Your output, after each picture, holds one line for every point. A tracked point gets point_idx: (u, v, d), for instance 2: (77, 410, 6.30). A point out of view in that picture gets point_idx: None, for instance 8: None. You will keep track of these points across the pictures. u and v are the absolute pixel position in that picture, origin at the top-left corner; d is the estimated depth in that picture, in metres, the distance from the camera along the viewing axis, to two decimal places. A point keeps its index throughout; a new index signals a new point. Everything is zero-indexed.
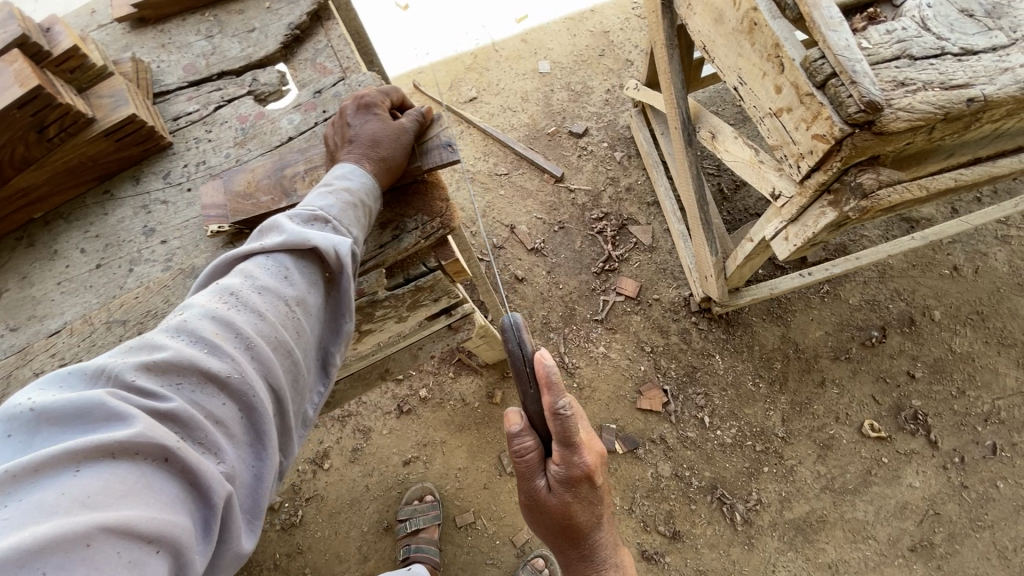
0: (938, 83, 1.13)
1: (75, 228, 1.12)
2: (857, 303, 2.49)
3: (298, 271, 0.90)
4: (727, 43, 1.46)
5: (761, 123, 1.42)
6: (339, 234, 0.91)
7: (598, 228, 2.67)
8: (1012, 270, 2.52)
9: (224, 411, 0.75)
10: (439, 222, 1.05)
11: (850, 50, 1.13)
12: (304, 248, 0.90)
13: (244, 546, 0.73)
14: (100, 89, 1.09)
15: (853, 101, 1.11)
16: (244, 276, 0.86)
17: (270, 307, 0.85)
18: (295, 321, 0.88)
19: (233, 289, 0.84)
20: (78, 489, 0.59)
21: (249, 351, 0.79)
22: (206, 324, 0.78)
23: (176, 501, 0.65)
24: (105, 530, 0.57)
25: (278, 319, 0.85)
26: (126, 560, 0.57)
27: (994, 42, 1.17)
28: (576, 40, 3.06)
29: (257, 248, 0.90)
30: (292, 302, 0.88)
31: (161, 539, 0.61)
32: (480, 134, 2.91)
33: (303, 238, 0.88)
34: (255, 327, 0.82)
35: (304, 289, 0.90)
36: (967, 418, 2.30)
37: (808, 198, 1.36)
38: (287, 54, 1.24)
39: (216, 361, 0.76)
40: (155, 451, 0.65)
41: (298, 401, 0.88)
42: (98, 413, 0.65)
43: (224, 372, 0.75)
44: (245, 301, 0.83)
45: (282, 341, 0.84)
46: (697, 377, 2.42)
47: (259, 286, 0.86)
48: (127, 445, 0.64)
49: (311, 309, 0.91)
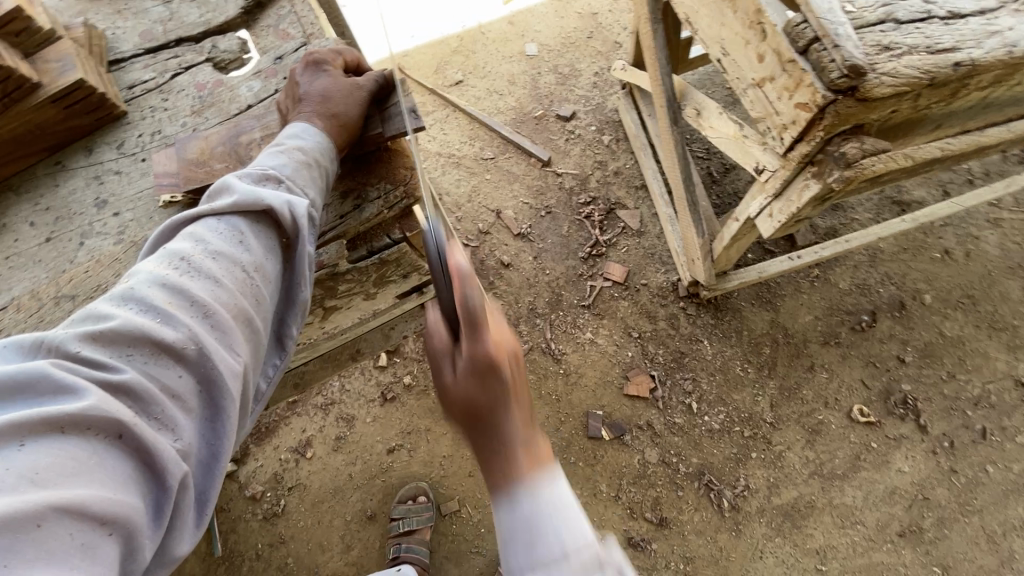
0: (923, 47, 1.09)
1: (24, 201, 1.07)
2: (847, 287, 2.46)
3: (256, 237, 0.86)
4: (709, 13, 1.41)
5: (744, 95, 1.38)
6: (293, 194, 0.87)
7: (585, 213, 2.63)
8: (1004, 253, 2.49)
9: (179, 383, 0.72)
10: (403, 191, 1.00)
11: (833, 13, 1.08)
12: (258, 211, 0.86)
13: (190, 540, 0.70)
14: (47, 53, 1.04)
15: (835, 66, 1.07)
16: (195, 241, 0.82)
17: (227, 274, 0.81)
18: (254, 289, 0.84)
19: (185, 255, 0.80)
20: (25, 464, 0.57)
21: (207, 320, 0.76)
22: (158, 292, 0.74)
23: (129, 481, 0.63)
24: (57, 510, 0.55)
25: (236, 287, 0.81)
26: (79, 541, 0.56)
27: (982, 6, 1.13)
28: (564, 22, 3.00)
29: (207, 213, 0.85)
30: (250, 269, 0.84)
31: (114, 521, 0.60)
32: (465, 118, 2.86)
33: (256, 198, 0.84)
34: (211, 295, 0.78)
35: (262, 256, 0.86)
36: (957, 402, 2.27)
37: (791, 171, 1.32)
38: (248, 20, 1.18)
39: (170, 331, 0.72)
40: (109, 426, 0.63)
41: (258, 377, 0.84)
42: (45, 386, 0.63)
43: (178, 340, 0.72)
44: (199, 267, 0.79)
45: (242, 310, 0.80)
46: (685, 363, 2.39)
47: (213, 252, 0.81)
48: (78, 420, 0.61)
49: (270, 277, 0.87)
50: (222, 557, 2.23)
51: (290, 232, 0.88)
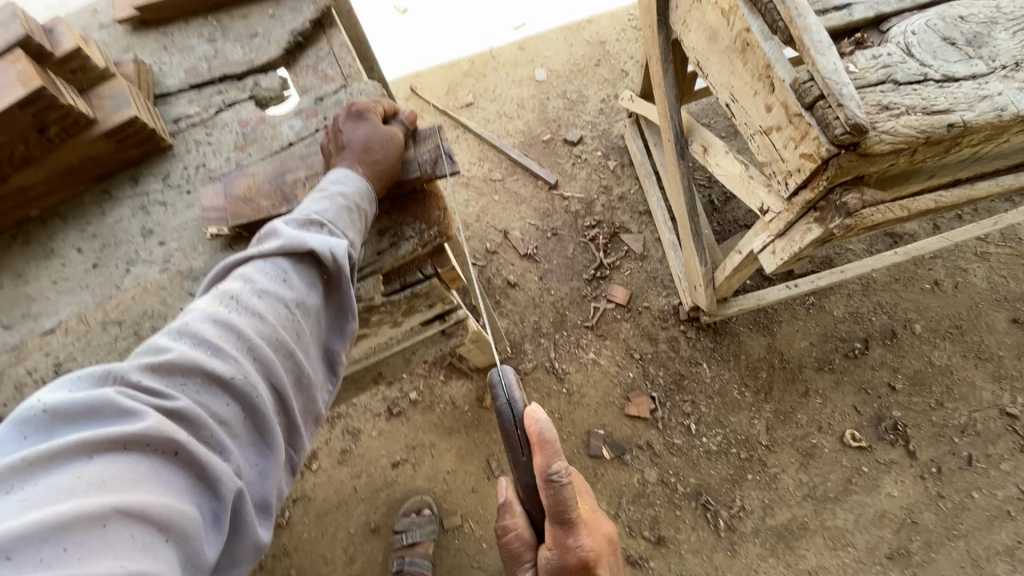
0: (919, 108, 1.17)
1: (72, 228, 1.13)
2: (841, 315, 2.55)
3: (298, 273, 0.91)
4: (720, 61, 1.49)
5: (751, 140, 1.46)
6: (334, 237, 0.92)
7: (590, 235, 2.70)
8: (991, 286, 2.59)
9: (226, 410, 0.76)
10: (436, 231, 1.07)
11: (838, 73, 1.17)
12: (301, 250, 0.91)
13: (260, 538, 0.77)
14: (101, 90, 1.10)
15: (839, 123, 1.15)
16: (243, 279, 0.87)
17: (271, 309, 0.86)
18: (295, 322, 0.89)
19: (234, 292, 0.85)
20: (93, 474, 0.63)
21: (252, 350, 0.81)
22: (208, 326, 0.79)
23: (183, 491, 0.68)
24: (120, 512, 0.61)
25: (279, 320, 0.86)
26: (140, 543, 0.61)
27: (974, 70, 1.22)
28: (572, 49, 3.09)
29: (255, 251, 0.90)
30: (292, 303, 0.88)
31: (171, 526, 0.64)
32: (475, 140, 2.94)
33: (300, 242, 0.89)
34: (257, 327, 0.83)
35: (303, 290, 0.91)
36: (945, 429, 2.36)
37: (795, 214, 1.40)
38: (289, 59, 1.25)
39: (220, 363, 0.77)
40: (165, 444, 0.68)
41: (300, 399, 0.89)
42: (109, 410, 0.67)
43: (228, 372, 0.77)
44: (246, 302, 0.84)
45: (283, 342, 0.85)
46: (684, 385, 2.46)
47: (259, 288, 0.87)
48: (136, 439, 0.66)
49: (310, 310, 0.91)
50: None
51: (331, 269, 0.92)
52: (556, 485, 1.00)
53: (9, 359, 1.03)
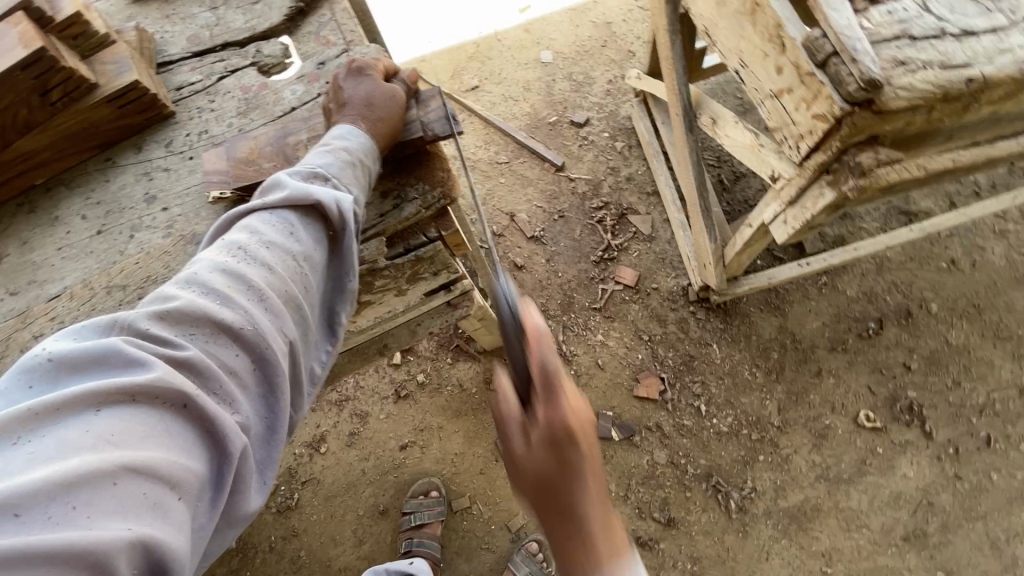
0: (937, 63, 1.14)
1: (76, 195, 1.13)
2: (854, 295, 2.50)
3: (305, 228, 0.91)
4: (728, 26, 1.46)
5: (761, 106, 1.43)
6: (338, 190, 0.91)
7: (598, 217, 2.68)
8: (1009, 264, 2.53)
9: (236, 360, 0.76)
10: (440, 193, 1.05)
11: (851, 29, 1.14)
12: (307, 206, 0.90)
13: (250, 504, 0.75)
14: (104, 56, 1.10)
15: (853, 79, 1.12)
16: (250, 233, 0.86)
17: (279, 262, 0.85)
18: (303, 277, 0.88)
19: (241, 245, 0.84)
20: (100, 428, 0.62)
21: (262, 303, 0.80)
22: (217, 277, 0.79)
23: (192, 447, 0.67)
24: (129, 470, 0.60)
25: (287, 274, 0.85)
26: (150, 501, 0.60)
27: (993, 24, 1.18)
28: (579, 30, 3.04)
29: (261, 208, 0.90)
30: (300, 258, 0.88)
31: (181, 486, 0.64)
32: (481, 123, 2.92)
33: (306, 193, 0.89)
34: (265, 280, 0.82)
35: (310, 246, 0.90)
36: (962, 409, 2.31)
37: (807, 180, 1.37)
38: (291, 27, 1.23)
39: (228, 312, 0.77)
40: (174, 396, 0.67)
41: (307, 357, 0.89)
42: (117, 360, 0.67)
43: (236, 322, 0.77)
44: (254, 255, 0.84)
45: (292, 295, 0.85)
46: (694, 366, 2.43)
47: (266, 242, 0.86)
48: (144, 389, 0.66)
49: (317, 266, 0.91)
50: (236, 548, 2.28)
51: (336, 224, 0.92)
52: (564, 438, 0.80)
53: (15, 324, 1.03)
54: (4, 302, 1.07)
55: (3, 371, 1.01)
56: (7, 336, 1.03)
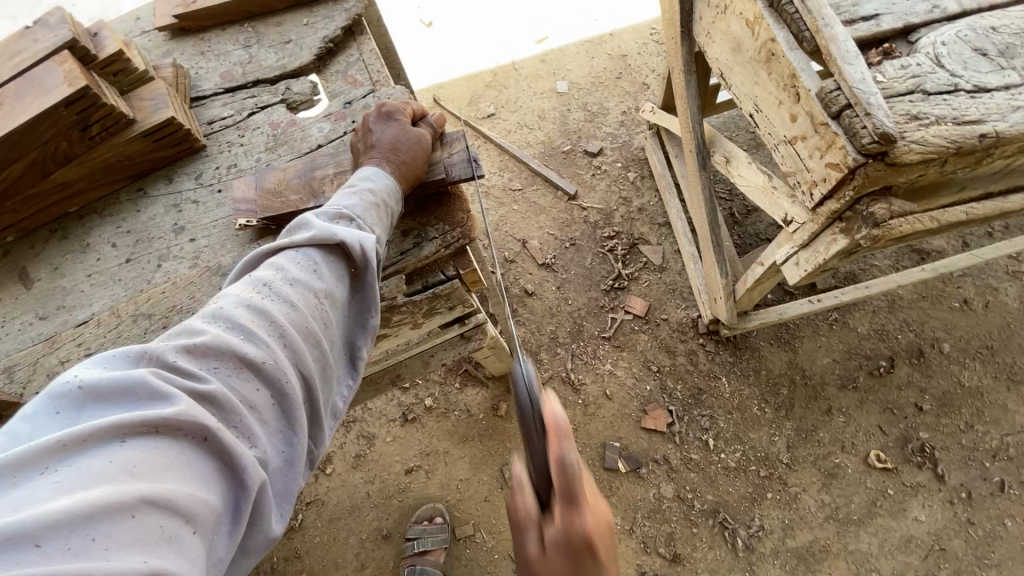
0: (950, 118, 1.16)
1: (107, 223, 1.17)
2: (865, 332, 2.49)
3: (328, 265, 0.93)
4: (745, 72, 1.50)
5: (775, 150, 1.46)
6: (362, 231, 0.93)
7: (609, 246, 2.70)
8: (1023, 306, 2.51)
9: (257, 395, 0.77)
10: (460, 232, 1.07)
11: (865, 83, 1.17)
12: (331, 243, 0.93)
13: (272, 531, 0.76)
14: (142, 92, 1.14)
15: (867, 132, 1.14)
16: (275, 268, 0.89)
17: (302, 297, 0.87)
18: (324, 312, 0.90)
19: (266, 279, 0.87)
20: (123, 458, 0.63)
21: (283, 337, 0.82)
22: (241, 311, 0.81)
23: (209, 480, 0.68)
24: (147, 502, 0.60)
25: (308, 309, 0.87)
26: (166, 534, 0.60)
27: (1007, 81, 1.20)
28: (594, 62, 3.10)
29: (287, 244, 0.92)
30: (321, 294, 0.90)
31: (197, 519, 0.64)
32: (496, 150, 2.97)
33: (330, 233, 0.91)
34: (287, 314, 0.84)
35: (332, 281, 0.92)
36: (975, 453, 2.28)
37: (820, 225, 1.38)
38: (320, 65, 1.27)
39: (251, 347, 0.78)
40: (195, 429, 0.68)
41: (325, 391, 0.90)
42: (143, 392, 0.69)
43: (258, 357, 0.78)
44: (278, 290, 0.86)
45: (313, 330, 0.86)
46: (703, 399, 2.42)
47: (290, 277, 0.88)
48: (167, 420, 0.67)
49: (339, 301, 0.93)
50: None
51: (359, 262, 0.93)
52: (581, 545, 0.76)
53: (43, 349, 1.06)
54: (33, 326, 1.10)
55: (28, 395, 1.03)
56: (34, 360, 1.05)
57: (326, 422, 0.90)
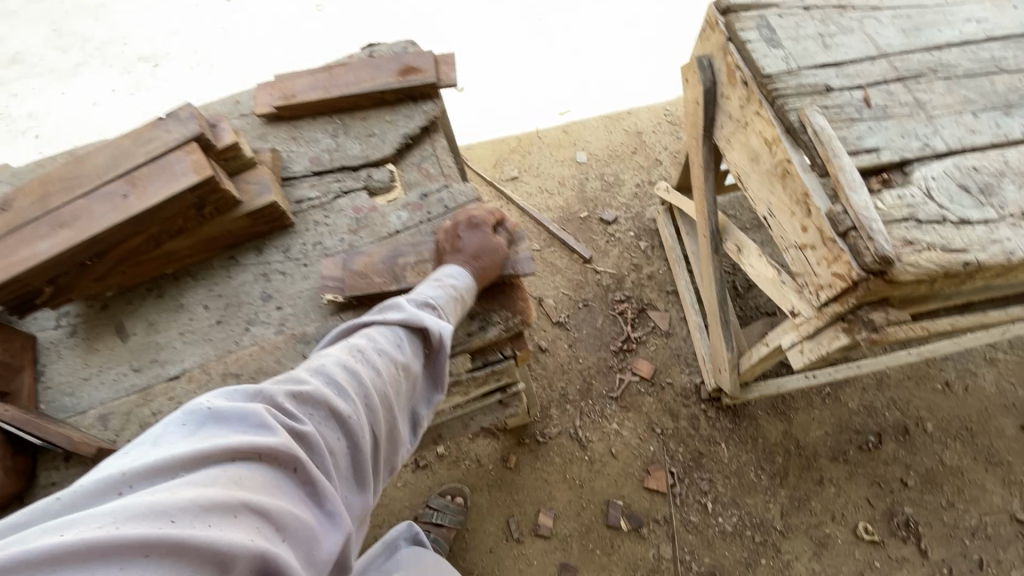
0: (938, 245, 1.36)
1: (200, 286, 1.30)
2: (855, 407, 2.66)
3: (409, 342, 1.07)
4: (761, 181, 1.72)
5: (786, 252, 1.65)
6: (443, 321, 1.09)
7: (619, 309, 2.87)
8: (999, 392, 2.70)
9: (339, 445, 0.91)
10: (520, 318, 1.23)
11: (868, 210, 1.38)
12: (416, 326, 1.08)
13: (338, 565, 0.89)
14: (247, 176, 1.29)
15: (869, 253, 1.34)
16: (368, 338, 1.03)
17: (385, 368, 1.01)
18: (400, 383, 1.04)
19: (360, 347, 1.01)
20: (236, 473, 0.76)
21: (366, 397, 0.96)
22: (339, 371, 0.95)
23: (296, 504, 0.80)
24: (251, 507, 0.73)
25: (389, 379, 1.01)
26: (263, 536, 0.72)
27: (985, 216, 1.41)
28: (611, 136, 3.36)
29: (378, 319, 1.07)
30: (400, 367, 1.04)
31: (286, 533, 0.76)
32: (517, 211, 3.17)
33: (418, 317, 1.06)
34: (372, 381, 0.98)
35: (411, 357, 1.06)
36: (955, 530, 2.42)
37: (825, 322, 1.55)
38: (398, 157, 1.45)
39: (343, 403, 0.92)
40: (292, 461, 0.82)
41: (387, 450, 1.03)
42: (257, 421, 0.82)
43: (347, 414, 0.92)
44: (368, 358, 1.00)
45: (389, 398, 1.00)
46: (703, 463, 2.55)
47: (379, 348, 1.02)
48: (273, 449, 0.80)
49: (412, 374, 1.07)
50: None
51: (434, 346, 1.09)
52: None
53: (137, 400, 1.18)
54: (128, 377, 1.22)
55: (122, 442, 1.14)
56: (130, 410, 1.17)
57: (383, 476, 1.04)
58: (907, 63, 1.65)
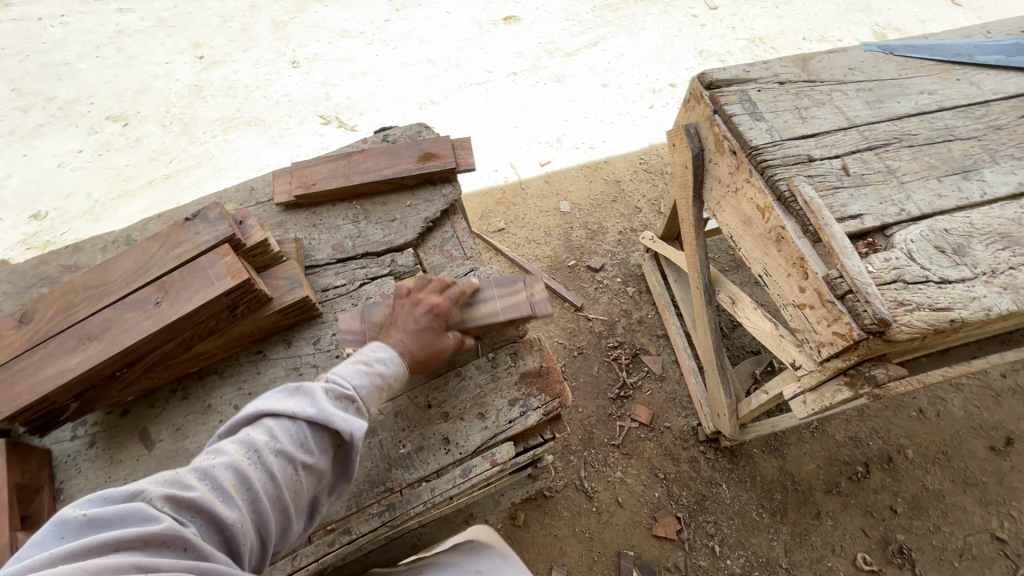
0: (926, 305, 1.49)
1: (225, 385, 1.33)
2: (841, 439, 2.79)
3: (315, 439, 1.14)
4: (755, 243, 1.83)
5: (784, 309, 1.76)
6: (357, 418, 1.17)
7: (613, 355, 2.94)
8: (967, 415, 2.90)
9: (218, 544, 0.98)
10: (555, 402, 1.43)
11: (863, 275, 1.50)
12: (326, 423, 1.14)
13: None
14: (276, 271, 1.35)
15: (868, 315, 1.45)
16: (269, 436, 1.09)
17: (281, 469, 1.07)
18: (297, 481, 1.10)
19: (259, 448, 1.07)
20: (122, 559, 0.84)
21: (253, 499, 1.03)
22: (228, 474, 1.02)
23: None
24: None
25: (284, 480, 1.07)
26: None
27: (962, 275, 1.55)
28: (592, 186, 3.49)
29: (280, 411, 1.13)
30: (300, 466, 1.10)
31: None
32: (507, 262, 3.23)
33: (329, 418, 1.13)
34: (263, 483, 1.05)
35: (315, 454, 1.13)
36: (945, 553, 2.54)
37: (828, 375, 1.65)
38: (420, 242, 1.51)
39: (228, 507, 0.99)
40: (178, 547, 0.90)
41: (279, 541, 1.10)
42: (140, 517, 0.90)
43: (230, 518, 0.99)
44: (264, 459, 1.06)
45: (281, 496, 1.07)
46: (707, 505, 2.60)
47: (278, 448, 1.09)
48: (158, 539, 0.89)
49: (314, 471, 1.13)
50: None
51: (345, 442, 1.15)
52: None
53: None
54: None
55: None
56: None
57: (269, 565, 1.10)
58: (875, 132, 1.83)
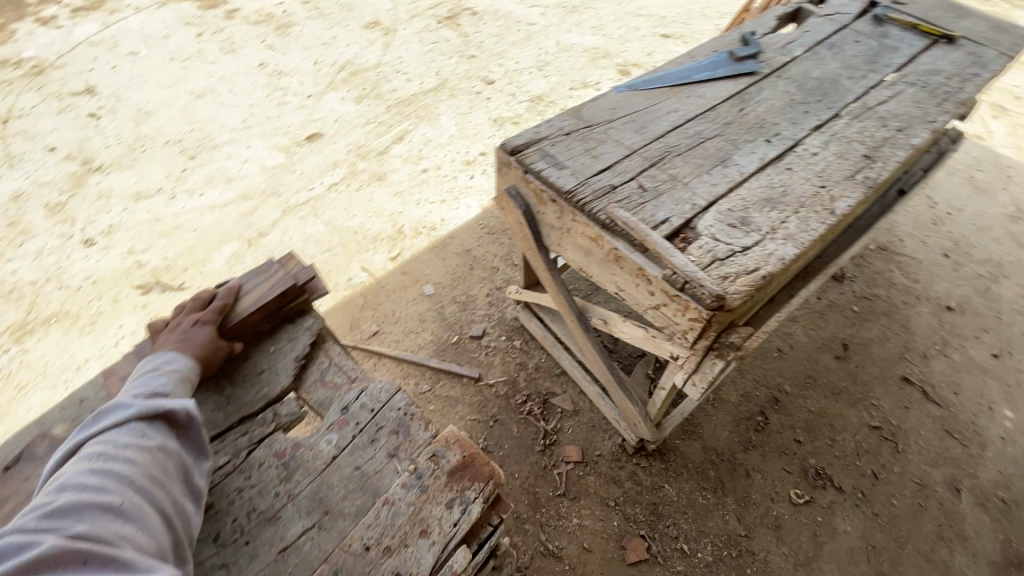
0: (742, 271, 1.79)
1: None
2: (736, 400, 3.14)
3: (154, 429, 1.39)
4: (601, 268, 2.06)
5: (646, 313, 1.98)
6: (183, 399, 1.46)
7: (526, 410, 2.99)
8: (811, 338, 3.45)
9: (117, 528, 1.18)
10: (490, 485, 1.51)
11: (689, 265, 1.77)
12: (155, 414, 1.40)
13: None
14: None
15: (706, 295, 1.70)
16: (109, 443, 1.33)
17: (137, 456, 1.32)
18: (160, 460, 1.35)
19: (105, 452, 1.30)
20: None
21: (124, 487, 1.25)
22: (90, 478, 1.24)
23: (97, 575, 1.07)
24: None
25: (146, 462, 1.32)
26: None
27: (755, 239, 1.91)
28: (446, 262, 3.62)
29: (111, 425, 1.37)
30: (155, 449, 1.35)
31: None
32: (393, 362, 3.16)
33: (155, 406, 1.40)
34: (127, 471, 1.28)
35: (159, 438, 1.38)
36: (847, 457, 2.95)
37: (701, 355, 1.89)
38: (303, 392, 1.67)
39: (105, 498, 1.21)
40: (75, 556, 1.08)
41: (176, 513, 1.31)
42: (19, 547, 1.06)
43: (112, 502, 1.21)
44: (115, 455, 1.30)
45: (152, 475, 1.31)
46: (661, 511, 2.70)
47: (123, 445, 1.33)
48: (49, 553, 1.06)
49: (171, 450, 1.38)
50: None
51: (183, 419, 1.44)
52: None
53: None
54: None
55: None
56: None
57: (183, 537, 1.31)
58: (651, 151, 2.21)
